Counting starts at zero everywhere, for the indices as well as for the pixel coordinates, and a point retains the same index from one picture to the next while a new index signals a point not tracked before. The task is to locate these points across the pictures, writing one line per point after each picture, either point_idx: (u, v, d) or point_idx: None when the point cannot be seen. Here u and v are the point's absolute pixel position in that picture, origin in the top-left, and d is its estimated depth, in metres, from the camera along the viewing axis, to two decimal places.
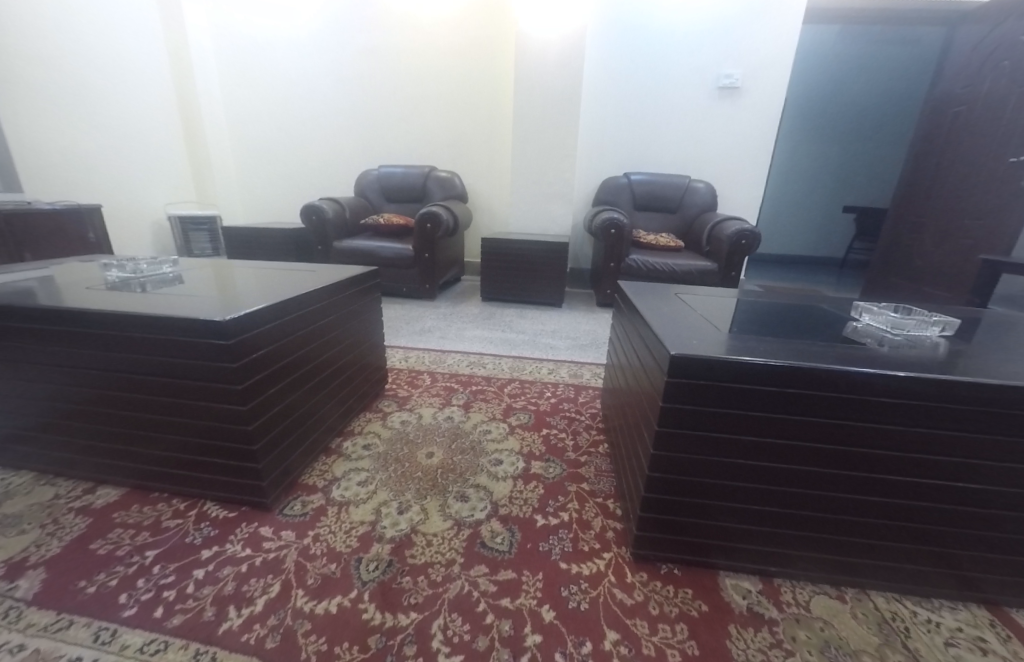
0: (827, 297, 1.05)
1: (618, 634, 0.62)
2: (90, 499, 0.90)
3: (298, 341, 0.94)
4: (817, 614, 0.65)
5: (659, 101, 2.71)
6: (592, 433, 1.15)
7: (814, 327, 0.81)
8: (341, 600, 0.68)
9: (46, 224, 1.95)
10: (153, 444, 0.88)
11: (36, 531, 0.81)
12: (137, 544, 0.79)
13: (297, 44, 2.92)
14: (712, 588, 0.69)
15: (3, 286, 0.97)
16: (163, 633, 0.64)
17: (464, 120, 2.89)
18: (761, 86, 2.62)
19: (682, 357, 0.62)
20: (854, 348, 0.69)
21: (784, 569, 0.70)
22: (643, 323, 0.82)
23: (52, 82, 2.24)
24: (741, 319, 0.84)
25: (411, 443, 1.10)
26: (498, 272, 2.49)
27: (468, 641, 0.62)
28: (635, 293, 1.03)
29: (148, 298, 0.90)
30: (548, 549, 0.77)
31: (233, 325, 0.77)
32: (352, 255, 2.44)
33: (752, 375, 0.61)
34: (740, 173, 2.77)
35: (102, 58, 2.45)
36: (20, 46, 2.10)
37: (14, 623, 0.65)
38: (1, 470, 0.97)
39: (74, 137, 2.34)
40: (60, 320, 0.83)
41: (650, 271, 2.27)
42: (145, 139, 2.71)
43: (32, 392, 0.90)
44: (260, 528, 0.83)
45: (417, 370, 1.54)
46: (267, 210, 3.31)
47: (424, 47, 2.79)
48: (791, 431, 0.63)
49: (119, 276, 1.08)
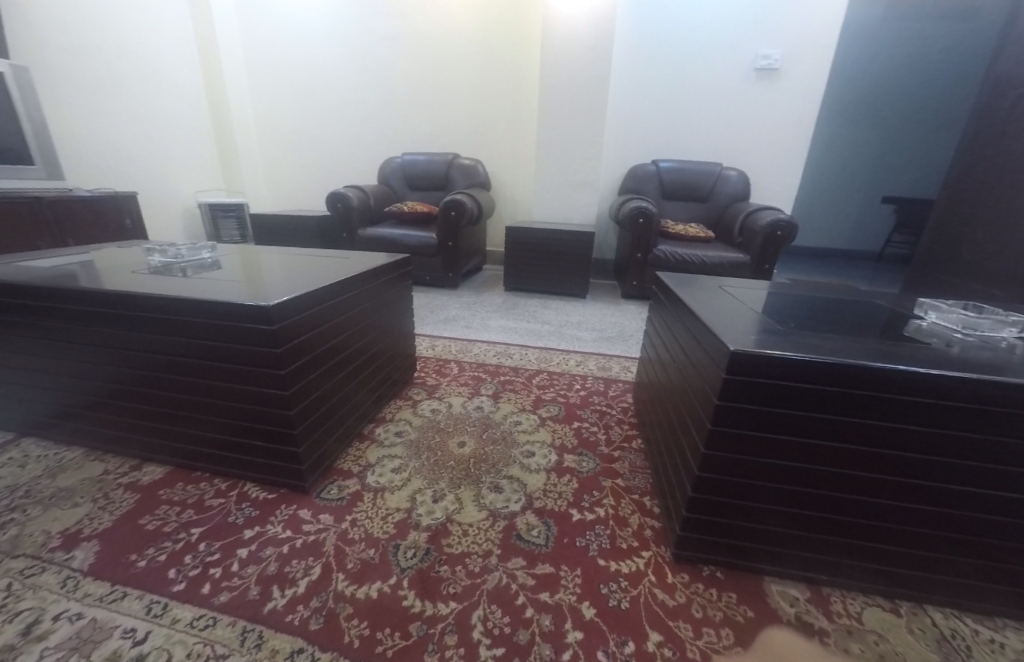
0: (880, 292, 1.00)
1: (661, 636, 0.62)
2: (137, 475, 0.93)
3: (336, 328, 0.95)
4: (870, 627, 0.63)
5: (691, 86, 2.61)
6: (625, 428, 1.14)
7: (873, 325, 0.77)
8: (381, 585, 0.70)
9: (85, 211, 2.01)
10: (196, 425, 0.90)
11: (88, 504, 0.85)
12: (183, 522, 0.82)
13: (322, 29, 2.91)
14: (758, 594, 0.68)
15: (52, 269, 1.01)
16: (212, 609, 0.66)
17: (487, 108, 2.85)
18: (802, 69, 2.50)
19: (741, 354, 0.60)
20: (920, 347, 0.65)
21: (833, 578, 0.68)
22: (691, 316, 0.80)
23: (93, 73, 2.31)
24: (792, 315, 0.81)
25: (443, 432, 1.10)
26: (522, 262, 2.46)
27: (509, 633, 0.62)
28: (675, 286, 1.00)
29: (190, 282, 0.91)
30: (585, 545, 0.77)
31: (277, 310, 0.78)
32: (377, 243, 2.45)
33: (814, 373, 0.58)
34: (776, 161, 2.66)
35: (137, 48, 2.50)
36: (57, 36, 2.15)
37: (72, 592, 0.68)
38: (56, 445, 1.02)
39: (111, 125, 2.40)
40: (107, 302, 0.85)
41: (680, 262, 2.21)
42: (174, 126, 2.76)
43: (81, 371, 0.93)
44: (299, 511, 0.85)
45: (444, 359, 1.55)
46: (293, 198, 3.36)
47: (449, 31, 2.74)
48: (848, 434, 0.60)
49: (161, 261, 1.11)
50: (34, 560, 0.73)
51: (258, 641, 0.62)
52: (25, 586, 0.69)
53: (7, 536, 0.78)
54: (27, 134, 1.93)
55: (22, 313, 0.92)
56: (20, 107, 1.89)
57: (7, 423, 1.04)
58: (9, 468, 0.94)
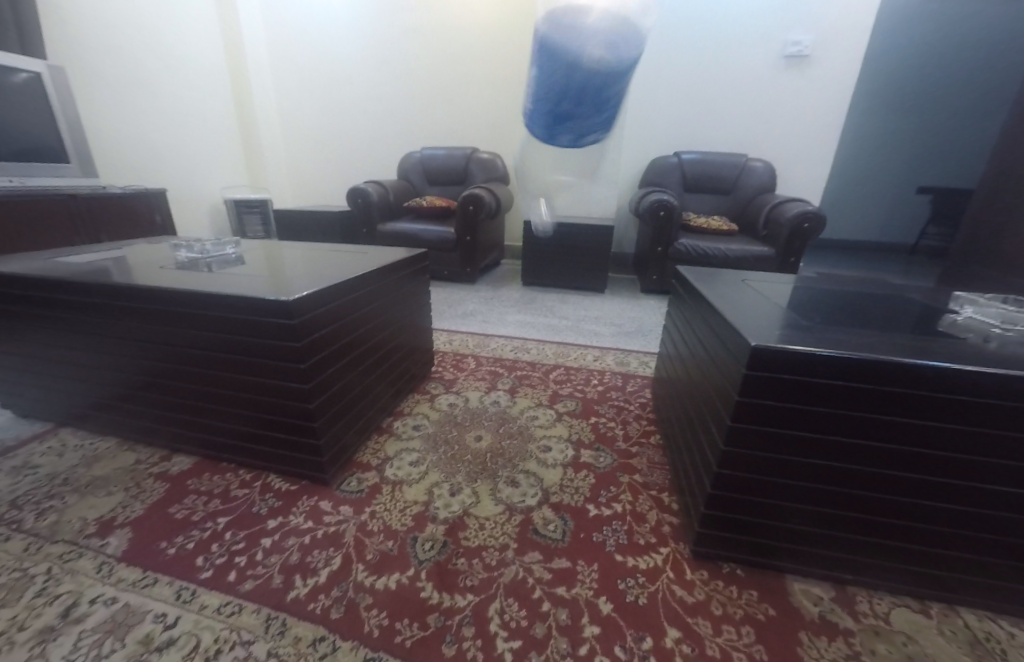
0: (911, 285, 0.97)
1: (680, 632, 0.61)
2: (167, 465, 0.97)
3: (354, 323, 0.95)
4: (898, 627, 0.62)
5: (715, 74, 2.54)
6: (642, 423, 1.12)
7: (907, 320, 0.74)
8: (399, 578, 0.70)
9: (117, 209, 2.08)
10: (221, 417, 0.93)
11: (122, 493, 0.89)
12: (209, 511, 0.84)
13: (343, 27, 2.93)
14: (781, 593, 0.66)
15: (87, 264, 1.04)
16: (236, 596, 0.68)
17: (506, 101, 2.84)
18: (833, 53, 2.41)
19: (763, 348, 0.58)
20: (952, 342, 0.62)
21: (859, 577, 0.67)
22: (711, 310, 0.78)
23: (128, 74, 2.39)
24: (816, 308, 0.79)
25: (460, 426, 1.11)
26: (539, 256, 2.45)
27: (526, 627, 0.62)
28: (695, 280, 0.98)
29: (214, 277, 0.94)
30: (603, 540, 0.76)
31: (298, 305, 0.79)
32: (395, 239, 2.47)
33: (843, 369, 0.56)
34: (803, 149, 2.58)
35: (168, 49, 2.58)
36: (93, 36, 2.22)
37: (107, 576, 0.71)
38: (92, 435, 1.06)
39: (144, 125, 2.48)
40: (138, 298, 0.88)
41: (700, 255, 2.16)
42: (203, 126, 2.84)
43: (113, 365, 0.96)
44: (320, 502, 0.87)
45: (462, 353, 1.55)
46: (314, 195, 3.41)
47: (469, 26, 2.73)
48: (876, 431, 0.58)
49: (189, 257, 1.14)
50: (71, 546, 0.77)
51: (282, 629, 0.63)
52: (64, 570, 0.72)
53: (47, 522, 0.81)
54: (64, 134, 2.00)
55: (57, 308, 0.95)
56: (56, 105, 1.95)
57: (46, 413, 1.09)
58: (48, 456, 0.99)
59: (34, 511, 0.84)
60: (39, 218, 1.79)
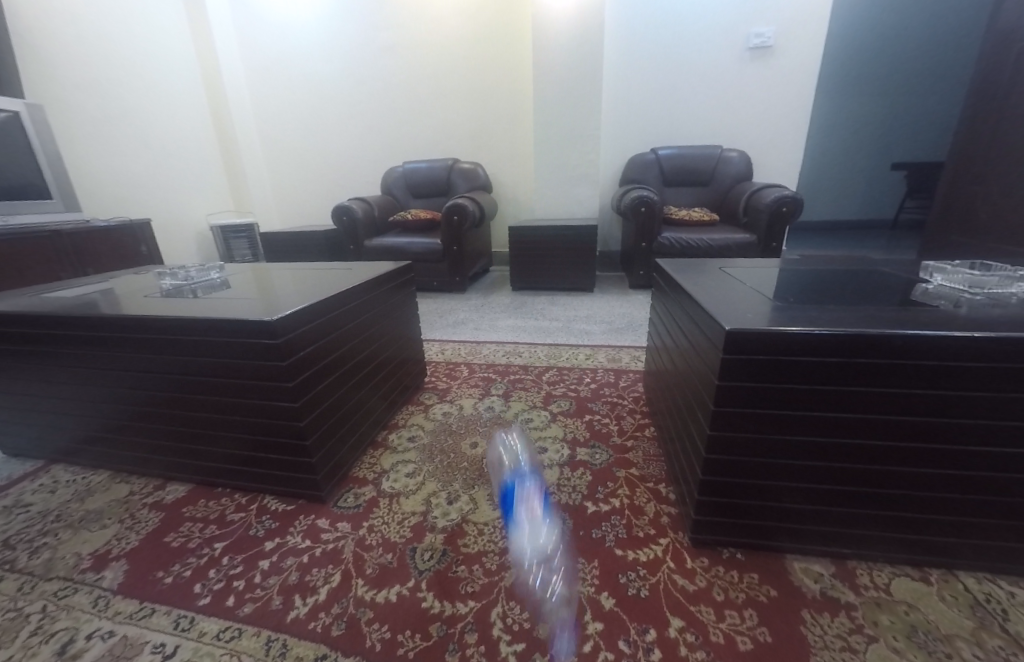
0: (888, 259, 0.98)
1: (683, 621, 0.61)
2: (161, 495, 0.95)
3: (341, 338, 0.95)
4: (899, 597, 0.62)
5: (687, 70, 2.58)
6: (637, 417, 1.13)
7: (880, 293, 0.75)
8: (400, 589, 0.70)
9: (102, 241, 2.07)
10: (213, 442, 0.92)
11: (116, 525, 0.87)
12: (206, 537, 0.83)
13: (316, 49, 2.96)
14: (781, 573, 0.66)
15: (70, 299, 1.04)
16: (236, 621, 0.67)
17: (484, 109, 2.86)
18: (797, 43, 2.45)
19: (740, 331, 0.59)
20: (926, 311, 0.63)
21: (857, 551, 0.67)
22: (691, 299, 0.79)
23: (106, 108, 2.41)
24: (794, 289, 0.79)
25: (455, 434, 1.10)
26: (526, 260, 2.46)
27: (528, 628, 0.62)
28: (677, 271, 0.99)
29: (199, 302, 0.94)
30: (602, 536, 0.76)
31: (281, 324, 0.79)
32: (382, 253, 2.47)
33: (819, 345, 0.57)
34: (778, 136, 2.62)
35: (144, 81, 2.59)
36: (68, 73, 2.24)
37: (104, 611, 0.70)
38: (84, 469, 1.05)
39: (124, 157, 2.49)
40: (122, 328, 0.87)
41: (684, 248, 2.18)
42: (184, 155, 2.85)
43: (101, 397, 0.96)
44: (317, 520, 0.86)
45: (455, 361, 1.55)
46: (300, 215, 3.41)
47: (440, 40, 2.77)
48: (859, 404, 0.58)
49: (173, 283, 1.13)
50: (66, 582, 0.76)
51: (283, 650, 0.63)
52: (60, 607, 0.71)
53: (41, 560, 0.80)
54: (45, 170, 1.99)
55: (42, 343, 0.94)
56: (35, 142, 1.95)
57: (37, 451, 1.08)
58: (41, 494, 0.97)
59: (26, 550, 0.82)
60: (23, 257, 1.78)
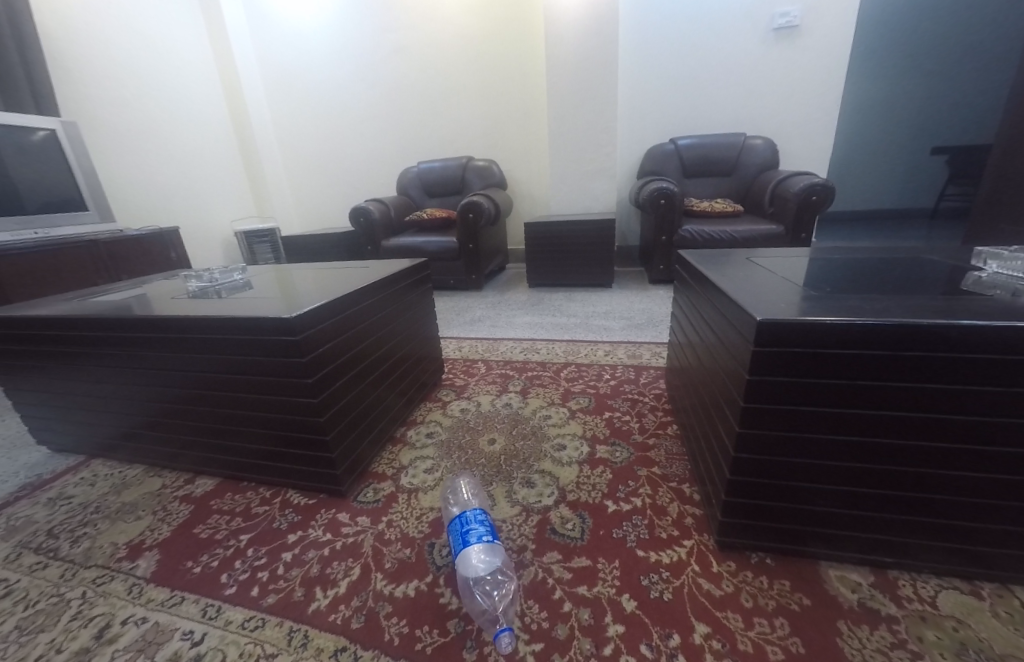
0: (930, 245, 0.92)
1: (709, 627, 0.59)
2: (191, 488, 0.98)
3: (359, 335, 0.96)
4: (946, 612, 0.58)
5: (705, 58, 2.50)
6: (659, 415, 1.09)
7: (926, 281, 0.71)
8: (418, 584, 0.70)
9: (135, 247, 2.15)
10: (238, 436, 0.94)
11: (149, 517, 0.90)
12: (232, 529, 0.85)
13: (330, 52, 2.99)
14: (815, 581, 0.63)
15: (104, 302, 1.08)
16: (260, 610, 0.68)
17: (497, 107, 2.84)
18: (827, 24, 2.34)
19: (771, 323, 0.56)
20: (979, 300, 0.59)
21: (899, 560, 0.63)
22: (716, 291, 0.75)
23: (134, 121, 2.50)
24: (827, 279, 0.75)
25: (473, 430, 1.10)
26: (545, 257, 2.43)
27: (548, 629, 0.61)
28: (701, 263, 0.95)
29: (223, 303, 0.96)
30: (623, 536, 0.74)
31: (300, 321, 0.79)
32: (400, 252, 2.49)
33: (858, 338, 0.54)
34: (807, 122, 2.51)
35: (168, 94, 2.68)
36: (98, 88, 2.34)
37: (137, 598, 0.73)
38: (121, 464, 1.09)
39: (151, 168, 2.58)
40: (151, 327, 0.90)
41: (706, 241, 2.11)
42: (208, 163, 2.94)
43: (133, 394, 0.99)
44: (338, 514, 0.87)
45: (472, 359, 1.55)
46: (319, 218, 3.47)
47: (451, 38, 2.76)
48: (901, 402, 0.55)
49: (199, 286, 1.17)
50: (104, 570, 0.79)
51: (304, 641, 0.63)
52: (98, 594, 0.74)
53: (81, 548, 0.84)
54: (80, 183, 2.07)
55: (78, 344, 0.98)
56: (71, 158, 2.03)
57: (78, 447, 1.13)
58: (81, 487, 1.02)
59: (68, 540, 0.86)
60: (63, 264, 1.87)
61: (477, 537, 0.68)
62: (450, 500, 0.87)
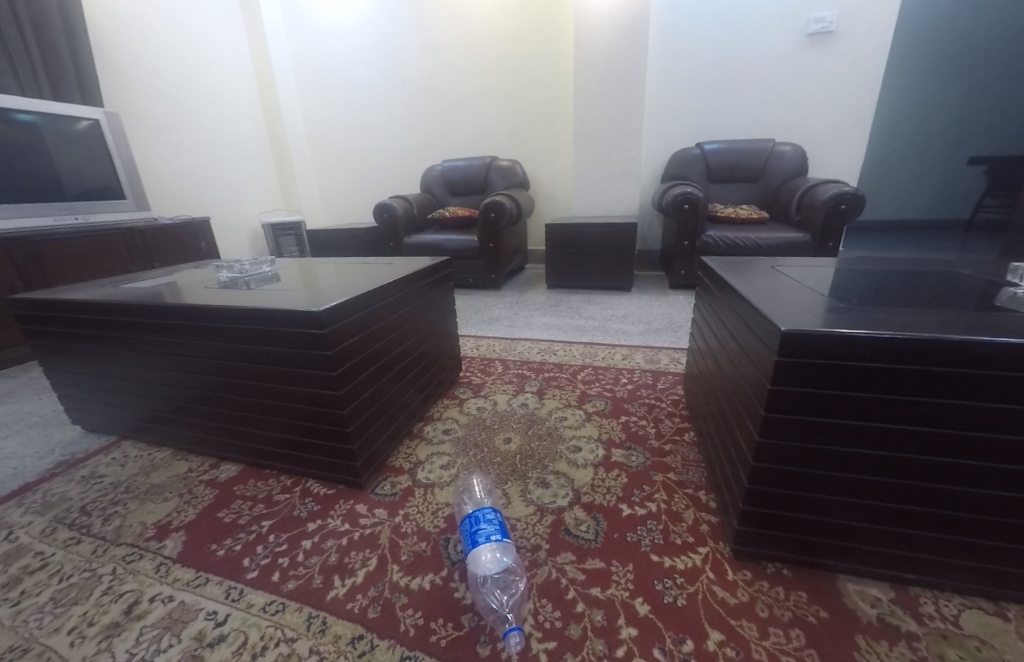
0: (963, 259, 0.90)
1: (723, 635, 0.59)
2: (215, 473, 1.02)
3: (381, 331, 0.98)
4: (970, 632, 0.57)
5: (736, 63, 2.47)
6: (675, 421, 1.09)
7: (959, 295, 0.69)
8: (433, 577, 0.71)
9: (167, 236, 2.22)
10: (261, 425, 0.97)
11: (175, 499, 0.94)
12: (254, 515, 0.88)
13: (361, 52, 3.04)
14: (833, 594, 0.63)
15: (139, 290, 1.12)
16: (281, 596, 0.71)
17: (522, 109, 2.86)
18: (862, 29, 2.29)
19: (795, 333, 0.55)
20: (1013, 317, 0.57)
21: (921, 577, 0.62)
22: (739, 298, 0.75)
23: (172, 114, 2.58)
24: (855, 290, 0.74)
25: (489, 429, 1.11)
26: (564, 258, 2.43)
27: (560, 627, 0.62)
28: (726, 269, 0.94)
29: (252, 294, 0.98)
30: (637, 540, 0.74)
31: (327, 315, 0.82)
32: (421, 250, 2.52)
33: (885, 352, 0.53)
34: (837, 128, 2.46)
35: (204, 89, 2.76)
36: (139, 83, 2.42)
37: (164, 577, 0.76)
38: (150, 446, 1.14)
39: (186, 160, 2.67)
40: (183, 316, 0.93)
41: (730, 247, 2.08)
42: (241, 158, 3.02)
43: (164, 380, 1.03)
44: (356, 505, 0.89)
45: (489, 357, 1.56)
46: (343, 212, 3.53)
47: (481, 39, 2.78)
48: (928, 417, 0.54)
49: (229, 276, 1.20)
50: (133, 548, 0.82)
51: (323, 627, 0.65)
52: (127, 571, 0.77)
53: (112, 526, 0.87)
54: (119, 172, 2.14)
55: (114, 329, 1.02)
56: (112, 148, 2.11)
57: (110, 429, 1.18)
58: (113, 467, 1.06)
59: (100, 517, 0.90)
60: (100, 252, 1.94)
61: (485, 537, 0.69)
62: (462, 498, 0.89)
